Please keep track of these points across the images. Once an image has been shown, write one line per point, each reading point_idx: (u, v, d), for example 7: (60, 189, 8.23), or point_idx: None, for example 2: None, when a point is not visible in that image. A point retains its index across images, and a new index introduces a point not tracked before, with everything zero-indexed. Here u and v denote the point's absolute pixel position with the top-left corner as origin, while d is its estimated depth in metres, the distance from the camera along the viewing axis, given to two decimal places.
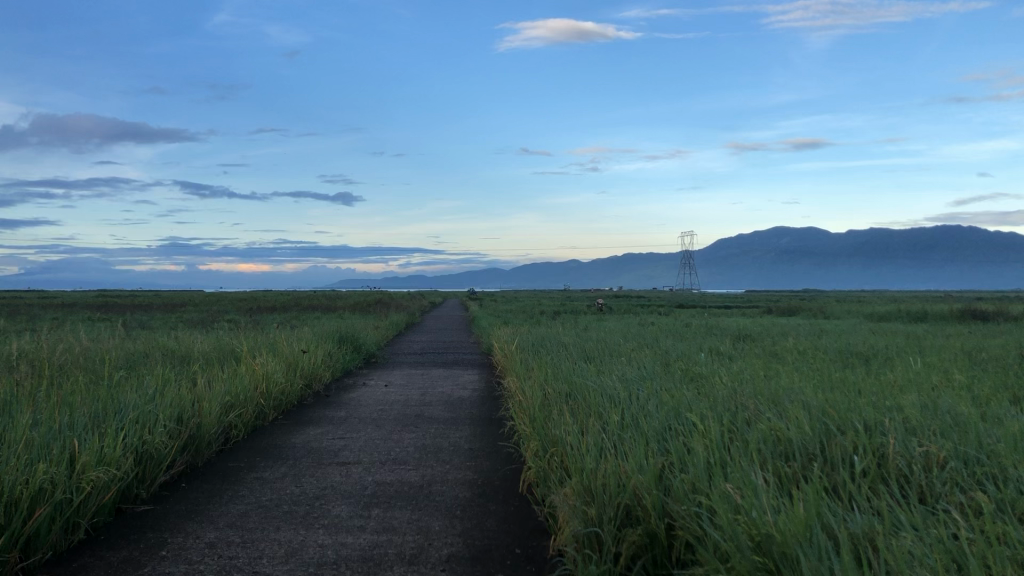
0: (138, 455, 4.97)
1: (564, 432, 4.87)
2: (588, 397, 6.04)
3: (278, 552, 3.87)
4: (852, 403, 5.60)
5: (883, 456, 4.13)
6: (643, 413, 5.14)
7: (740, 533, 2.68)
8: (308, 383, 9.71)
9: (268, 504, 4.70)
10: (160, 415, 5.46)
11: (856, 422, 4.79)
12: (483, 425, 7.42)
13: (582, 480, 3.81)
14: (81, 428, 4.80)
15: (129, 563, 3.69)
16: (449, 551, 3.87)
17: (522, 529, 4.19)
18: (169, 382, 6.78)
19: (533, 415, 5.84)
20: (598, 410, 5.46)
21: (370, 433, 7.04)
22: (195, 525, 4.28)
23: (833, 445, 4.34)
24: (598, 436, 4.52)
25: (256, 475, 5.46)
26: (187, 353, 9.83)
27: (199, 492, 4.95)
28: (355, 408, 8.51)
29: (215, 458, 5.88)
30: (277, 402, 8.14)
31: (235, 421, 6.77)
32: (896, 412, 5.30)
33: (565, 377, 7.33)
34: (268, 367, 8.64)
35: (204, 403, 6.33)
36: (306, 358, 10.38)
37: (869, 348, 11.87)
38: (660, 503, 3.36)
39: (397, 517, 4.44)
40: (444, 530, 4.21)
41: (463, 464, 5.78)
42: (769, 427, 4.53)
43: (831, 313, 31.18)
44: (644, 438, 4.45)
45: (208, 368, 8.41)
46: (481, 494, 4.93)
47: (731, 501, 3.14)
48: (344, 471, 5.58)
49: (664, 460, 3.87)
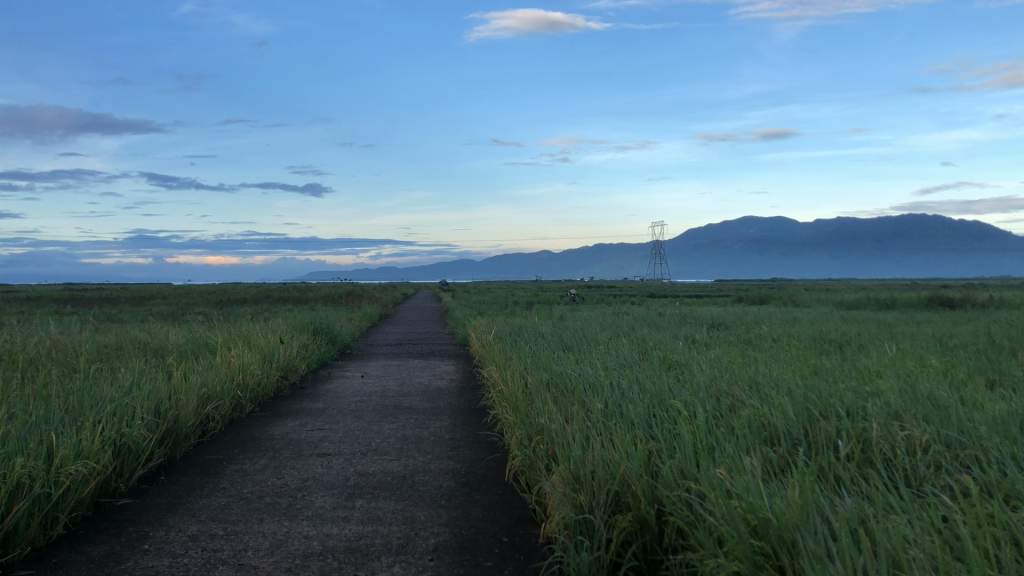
0: (117, 448, 4.89)
1: (549, 420, 4.86)
2: (569, 386, 6.05)
3: (263, 544, 3.82)
4: (833, 389, 5.65)
5: (867, 441, 4.17)
6: (626, 400, 5.14)
7: (737, 517, 2.68)
8: (284, 375, 9.62)
9: (251, 497, 4.65)
10: (138, 408, 5.37)
11: (839, 408, 4.83)
12: (464, 414, 7.40)
13: (570, 467, 3.79)
14: (58, 421, 4.71)
15: (111, 557, 3.63)
16: (436, 540, 3.85)
17: (508, 518, 4.17)
18: (145, 375, 6.67)
19: (516, 404, 5.82)
20: (580, 398, 5.46)
21: (348, 424, 6.99)
22: (176, 519, 4.22)
23: (816, 431, 4.37)
24: (583, 424, 4.52)
25: (237, 467, 5.40)
26: (160, 345, 9.71)
27: (178, 485, 4.88)
28: (333, 399, 8.46)
29: (193, 451, 5.81)
30: (254, 393, 8.06)
31: (211, 413, 6.69)
32: (877, 397, 5.34)
33: (545, 367, 7.32)
34: (245, 360, 8.56)
35: (181, 396, 6.25)
36: (282, 350, 10.30)
37: (842, 335, 12.05)
38: (650, 489, 3.35)
39: (381, 507, 4.41)
40: (430, 519, 4.18)
41: (445, 454, 5.75)
42: (753, 412, 4.56)
43: (801, 300, 31.55)
44: (629, 425, 4.45)
45: (183, 361, 8.29)
46: (465, 483, 4.90)
47: (723, 486, 3.15)
48: (325, 463, 5.53)
49: (652, 447, 3.87)
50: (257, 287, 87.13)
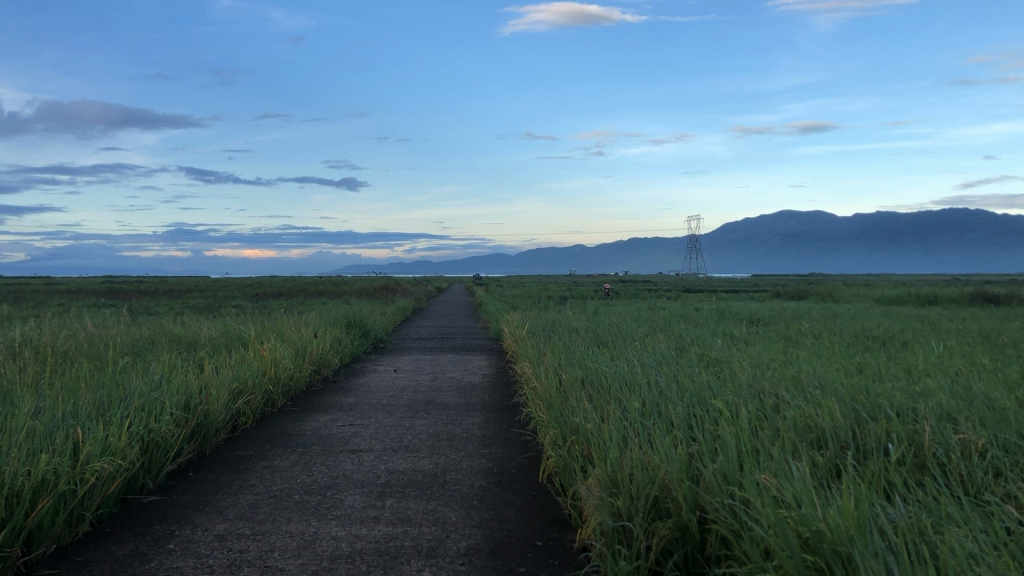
0: (145, 444, 4.82)
1: (585, 419, 4.71)
2: (605, 383, 5.88)
3: (290, 545, 3.72)
4: (881, 389, 5.43)
5: (919, 443, 3.98)
6: (665, 399, 4.98)
7: (788, 529, 2.52)
8: (316, 369, 9.54)
9: (279, 495, 4.55)
10: (167, 403, 5.30)
11: (888, 410, 4.62)
12: (497, 411, 7.27)
13: (607, 470, 3.64)
14: (85, 416, 4.64)
15: (136, 557, 3.54)
16: (467, 544, 3.72)
17: (542, 521, 4.04)
18: (175, 369, 6.62)
19: (549, 402, 5.68)
20: (617, 396, 5.30)
21: (380, 420, 6.89)
22: (203, 517, 4.13)
23: (865, 433, 4.19)
24: (620, 423, 4.37)
25: (266, 464, 5.32)
26: (193, 338, 9.66)
27: (206, 482, 4.81)
28: (365, 394, 8.36)
29: (223, 446, 5.75)
30: (286, 388, 7.99)
31: (242, 408, 6.63)
32: (927, 397, 5.12)
33: (580, 363, 7.15)
34: (276, 354, 8.48)
35: (211, 390, 6.18)
36: (315, 344, 10.24)
37: (885, 332, 11.71)
38: (691, 494, 3.19)
39: (412, 507, 4.29)
40: (461, 521, 4.05)
41: (477, 452, 5.62)
42: (798, 413, 4.38)
43: (840, 296, 31.01)
44: (669, 426, 4.29)
45: (214, 355, 8.25)
46: (497, 483, 4.77)
47: (769, 492, 2.99)
48: (356, 460, 5.43)
49: (693, 449, 3.71)
50: (293, 281, 87.64)
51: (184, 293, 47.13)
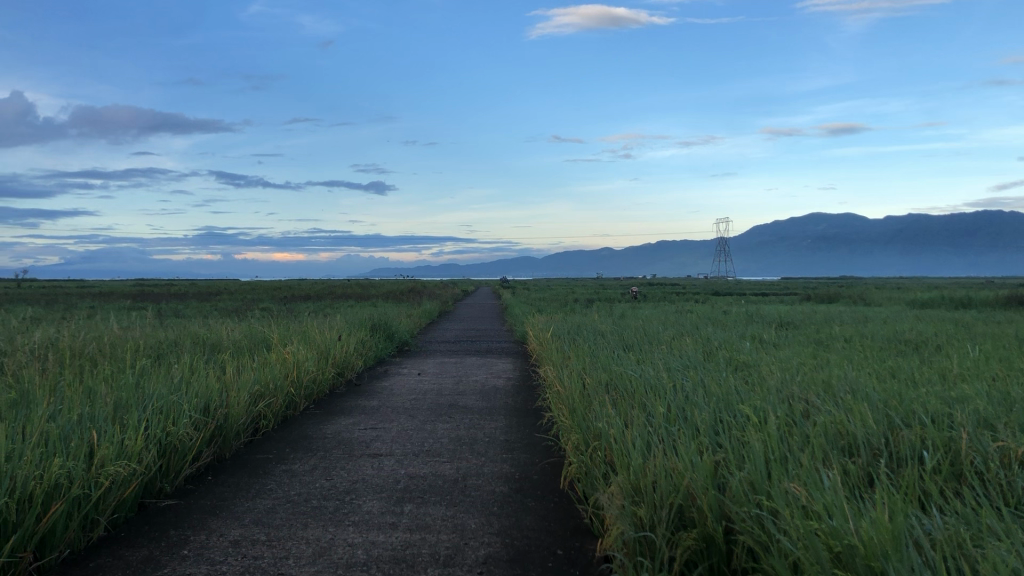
0: (162, 447, 4.79)
1: (608, 424, 4.60)
2: (630, 388, 5.77)
3: (305, 551, 3.64)
4: (915, 394, 5.26)
5: (956, 452, 3.83)
6: (691, 404, 4.85)
7: (818, 543, 2.39)
8: (340, 372, 9.49)
9: (297, 500, 4.48)
10: (185, 406, 5.26)
11: (923, 416, 4.46)
12: (520, 415, 7.18)
13: (629, 477, 3.53)
14: (103, 419, 4.61)
15: (149, 563, 3.48)
16: (486, 552, 3.62)
17: (563, 529, 3.93)
18: (197, 372, 6.59)
19: (572, 407, 5.58)
20: (641, 401, 5.18)
21: (402, 423, 6.82)
22: (219, 522, 4.07)
23: (899, 440, 4.04)
24: (643, 429, 4.25)
25: (286, 467, 5.26)
26: (217, 341, 9.65)
27: (225, 486, 4.76)
28: (388, 397, 8.31)
29: (243, 450, 5.70)
30: (308, 391, 7.94)
31: (264, 411, 6.58)
32: (963, 402, 4.95)
33: (605, 367, 7.04)
34: (299, 356, 8.44)
35: (232, 393, 6.14)
36: (338, 346, 10.19)
37: (918, 335, 11.47)
38: (717, 503, 3.08)
39: (431, 514, 4.20)
40: (480, 528, 3.95)
41: (499, 456, 5.53)
42: (828, 419, 4.24)
43: (873, 299, 30.44)
44: (694, 432, 4.16)
45: (237, 357, 8.22)
46: (519, 489, 4.68)
47: (799, 503, 2.87)
48: (376, 464, 5.35)
49: (718, 456, 3.59)
50: (321, 284, 87.94)
51: (214, 295, 47.34)
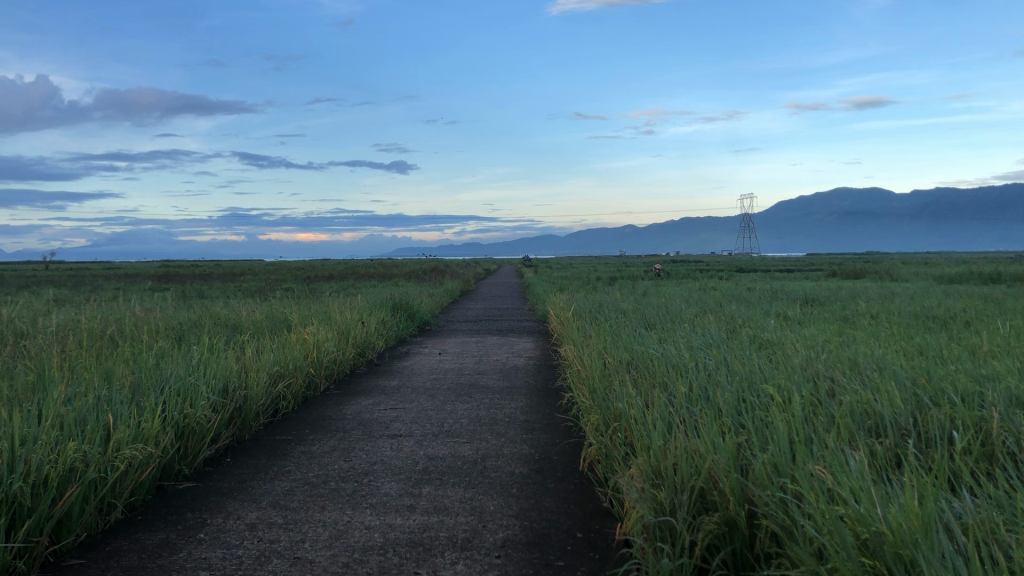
0: (180, 429, 4.78)
1: (628, 405, 4.53)
2: (651, 367, 5.69)
3: (322, 535, 3.60)
4: (944, 372, 5.14)
5: (987, 432, 3.72)
6: (713, 384, 4.76)
7: (844, 529, 2.31)
8: (361, 352, 9.47)
9: (315, 482, 4.45)
10: (203, 388, 5.25)
11: (953, 395, 4.35)
12: (541, 395, 7.13)
13: (649, 460, 3.46)
14: (119, 401, 4.59)
15: (164, 547, 3.45)
16: (505, 535, 3.57)
17: (583, 511, 3.87)
18: (216, 353, 6.57)
19: (593, 387, 5.51)
20: (663, 381, 5.11)
21: (422, 403, 6.79)
22: (236, 505, 4.05)
23: (927, 419, 3.95)
24: (664, 409, 4.18)
25: (304, 449, 5.23)
26: (238, 322, 9.64)
27: (243, 468, 4.74)
28: (409, 376, 8.29)
29: (263, 431, 5.69)
30: (329, 371, 7.92)
31: (283, 392, 6.56)
32: (994, 380, 4.83)
33: (626, 346, 6.96)
34: (320, 337, 8.41)
35: (252, 374, 6.12)
36: (359, 326, 10.16)
37: (947, 311, 11.28)
38: (739, 486, 3.00)
39: (449, 495, 4.15)
40: (499, 511, 3.90)
41: (519, 437, 5.47)
42: (854, 398, 4.14)
43: (901, 275, 29.93)
44: (716, 412, 4.08)
45: (257, 338, 8.21)
46: (538, 470, 4.63)
47: (825, 486, 2.79)
48: (395, 445, 5.31)
49: (741, 438, 3.51)
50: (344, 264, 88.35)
51: (238, 275, 47.50)
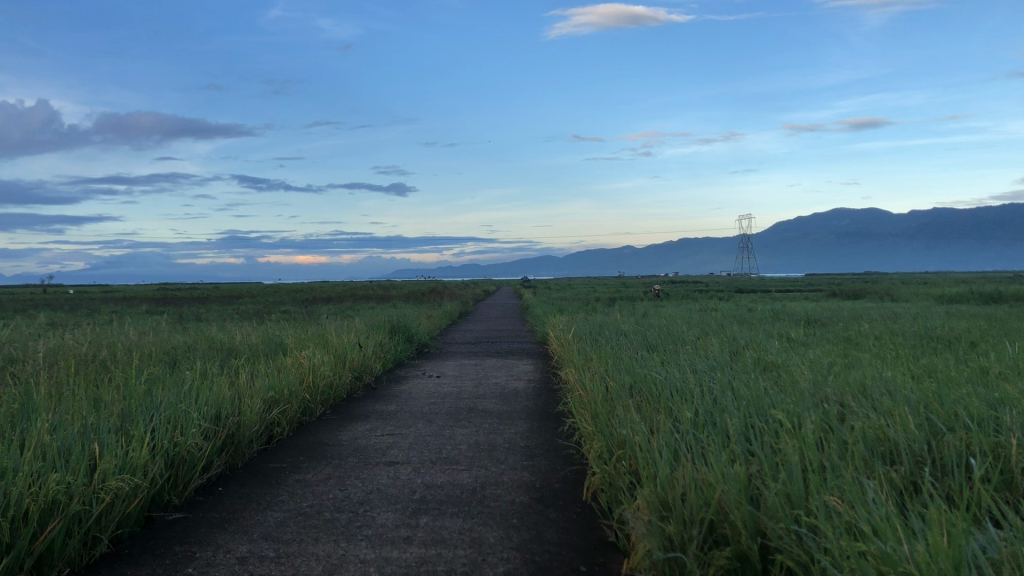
0: (170, 458, 4.63)
1: (632, 431, 4.39)
2: (654, 391, 5.55)
3: (315, 569, 3.45)
4: (955, 395, 5.00)
5: (1004, 459, 3.59)
6: (719, 409, 4.62)
7: (868, 566, 2.17)
8: (358, 376, 9.32)
9: (309, 512, 4.30)
10: (194, 414, 5.11)
11: (967, 419, 4.22)
12: (541, 419, 6.99)
13: (657, 489, 3.32)
14: (106, 430, 4.45)
15: None
16: (505, 568, 3.42)
17: (587, 543, 3.73)
18: (209, 378, 6.44)
19: (595, 412, 5.37)
20: (668, 406, 4.96)
21: (420, 429, 6.64)
22: (227, 537, 3.90)
23: (941, 445, 3.81)
24: (670, 436, 4.04)
25: (298, 477, 5.08)
26: (233, 346, 9.50)
27: (235, 498, 4.59)
28: (406, 401, 8.14)
29: (256, 458, 5.54)
30: (325, 396, 7.78)
31: (278, 417, 6.42)
32: (1008, 404, 4.69)
33: (627, 369, 6.83)
34: (315, 361, 8.27)
35: (245, 400, 5.98)
36: (356, 350, 10.03)
37: (951, 332, 11.14)
38: (751, 517, 2.87)
39: (447, 526, 4.00)
40: (499, 542, 3.75)
41: (519, 464, 5.33)
42: (866, 423, 4.00)
43: (898, 295, 29.86)
44: (723, 439, 3.94)
45: (252, 362, 8.06)
46: (539, 499, 4.48)
47: (843, 519, 2.65)
48: (392, 473, 5.17)
49: (750, 467, 3.37)
50: (343, 286, 88.35)
51: (237, 298, 47.63)
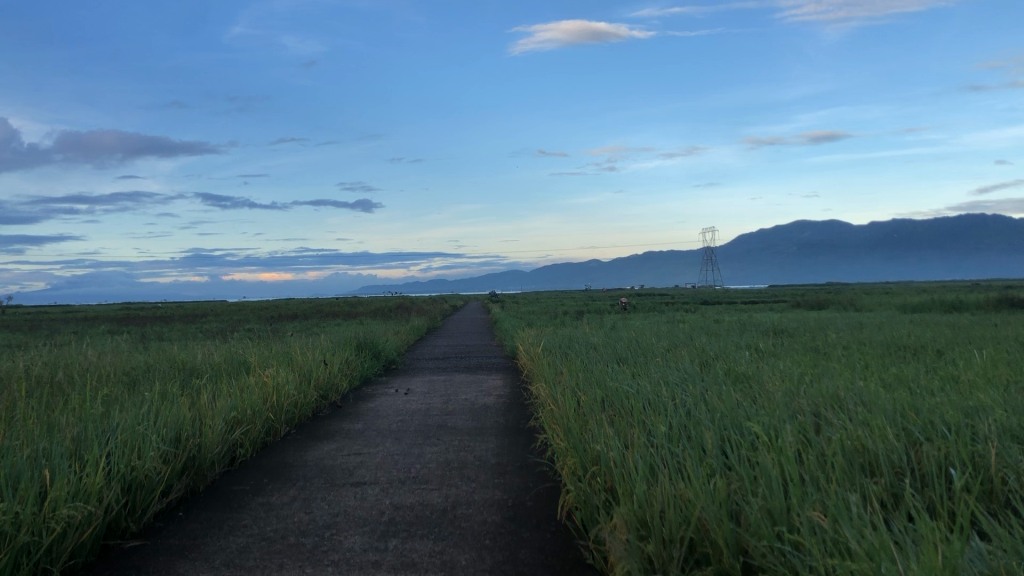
0: (128, 483, 4.44)
1: (606, 446, 4.28)
2: (627, 404, 5.46)
3: None
4: (928, 403, 4.96)
5: (984, 469, 3.54)
6: (694, 422, 4.53)
7: None
8: (324, 395, 9.13)
9: (273, 536, 4.14)
10: (153, 437, 4.93)
11: (945, 428, 4.16)
12: (512, 435, 6.87)
13: (633, 505, 3.22)
14: (58, 455, 4.27)
15: None
16: None
17: (562, 564, 3.61)
18: (169, 399, 6.24)
19: (567, 427, 5.26)
20: (642, 420, 4.87)
21: (388, 447, 6.48)
22: (187, 565, 3.73)
23: (920, 456, 3.75)
24: (645, 450, 3.93)
25: (262, 500, 4.91)
26: (194, 365, 9.24)
27: (196, 522, 4.42)
28: (374, 419, 7.98)
29: (218, 481, 5.36)
30: (290, 415, 7.60)
31: (241, 438, 6.22)
32: (981, 412, 4.66)
33: (599, 382, 6.73)
34: (279, 380, 8.06)
35: (206, 421, 5.79)
36: (321, 367, 9.82)
37: (919, 341, 11.19)
38: (733, 535, 2.78)
39: (417, 549, 3.86)
40: (471, 565, 3.62)
41: (491, 482, 5.20)
42: (844, 435, 3.93)
43: (863, 305, 30.22)
44: (700, 453, 3.84)
45: (214, 382, 7.85)
46: (512, 518, 4.36)
47: (828, 534, 2.57)
48: (359, 493, 5.01)
49: (729, 482, 3.28)
50: (308, 303, 87.69)
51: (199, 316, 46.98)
